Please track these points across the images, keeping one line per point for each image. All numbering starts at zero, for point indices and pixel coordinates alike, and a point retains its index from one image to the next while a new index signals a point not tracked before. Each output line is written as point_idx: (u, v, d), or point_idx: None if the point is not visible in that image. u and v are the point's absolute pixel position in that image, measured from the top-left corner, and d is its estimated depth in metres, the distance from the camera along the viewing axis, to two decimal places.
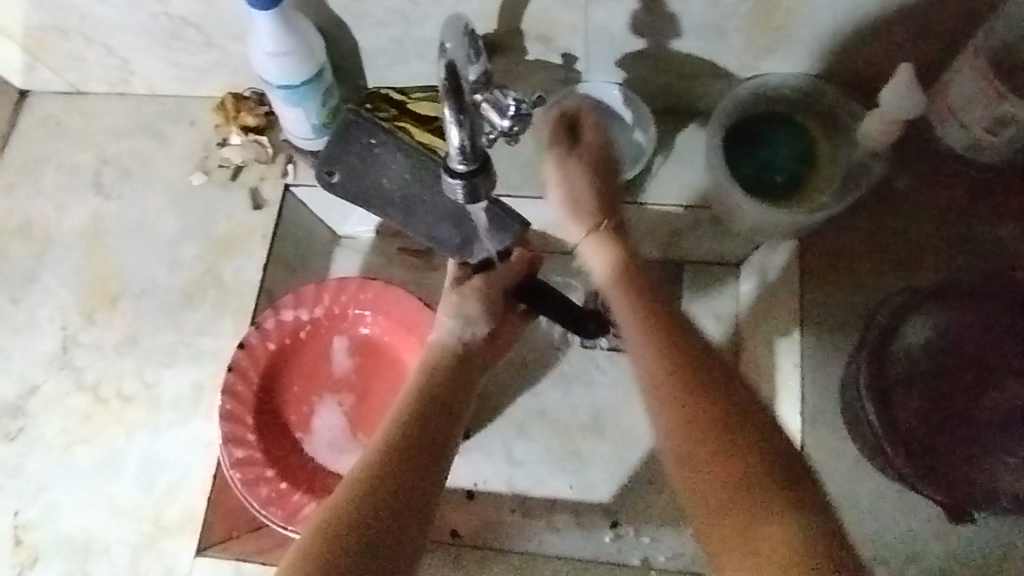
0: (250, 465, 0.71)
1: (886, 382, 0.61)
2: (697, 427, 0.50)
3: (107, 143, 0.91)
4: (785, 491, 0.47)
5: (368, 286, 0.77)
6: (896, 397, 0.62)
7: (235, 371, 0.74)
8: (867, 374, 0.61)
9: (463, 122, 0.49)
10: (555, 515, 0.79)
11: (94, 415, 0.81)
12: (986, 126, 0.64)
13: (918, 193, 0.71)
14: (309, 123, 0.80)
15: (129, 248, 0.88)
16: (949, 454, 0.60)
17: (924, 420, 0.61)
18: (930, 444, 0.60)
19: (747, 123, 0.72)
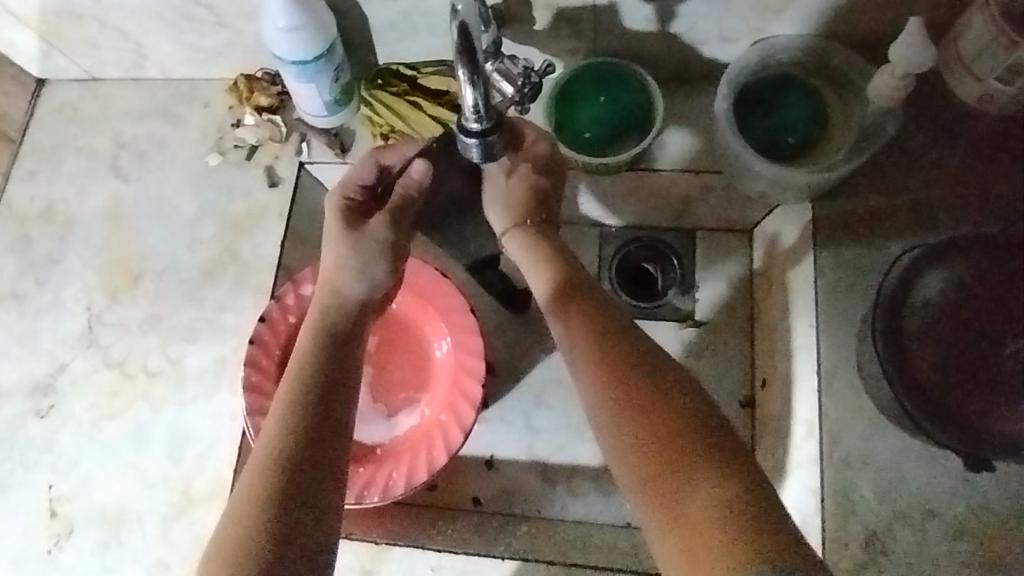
0: None
1: (899, 328, 0.67)
2: (648, 433, 0.54)
3: (124, 126, 0.93)
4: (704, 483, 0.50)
5: None
6: (916, 348, 0.67)
7: (257, 344, 0.77)
8: (882, 320, 0.66)
9: (476, 83, 0.50)
10: (575, 480, 0.80)
11: (122, 390, 0.84)
12: (1001, 77, 0.63)
13: (931, 151, 0.71)
14: (322, 98, 0.82)
15: (148, 229, 0.89)
16: (966, 399, 0.66)
17: (930, 368, 0.66)
18: (937, 391, 0.65)
19: (758, 85, 0.72)
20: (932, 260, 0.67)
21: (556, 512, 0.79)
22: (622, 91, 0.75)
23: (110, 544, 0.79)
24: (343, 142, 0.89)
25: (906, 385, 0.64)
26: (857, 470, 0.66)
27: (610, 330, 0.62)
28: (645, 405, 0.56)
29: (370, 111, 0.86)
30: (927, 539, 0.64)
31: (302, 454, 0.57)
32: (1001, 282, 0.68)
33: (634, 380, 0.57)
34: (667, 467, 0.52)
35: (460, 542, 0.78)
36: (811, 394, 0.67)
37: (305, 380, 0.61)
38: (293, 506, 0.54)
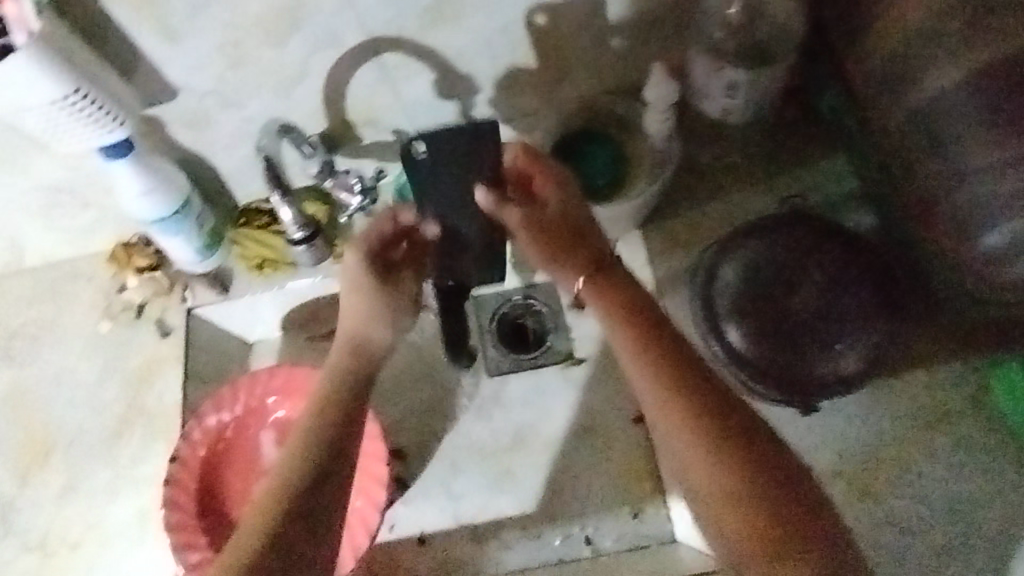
0: (205, 566, 0.75)
1: (716, 313, 0.72)
2: (698, 424, 0.56)
3: (13, 315, 0.97)
4: (767, 480, 0.54)
5: (276, 372, 0.83)
6: (732, 331, 0.70)
7: (172, 484, 0.79)
8: (698, 310, 0.72)
9: None
10: (503, 533, 0.84)
11: (48, 567, 0.85)
12: (732, 94, 0.78)
13: (718, 161, 0.84)
14: (193, 247, 0.88)
15: (52, 405, 0.92)
16: (788, 361, 0.70)
17: (754, 341, 0.70)
18: (764, 357, 0.70)
19: (565, 144, 0.82)
20: (725, 250, 0.73)
21: (495, 568, 0.83)
22: None
23: None
24: (224, 281, 0.95)
25: (737, 359, 0.70)
26: None
27: (655, 326, 0.60)
28: (712, 414, 0.56)
29: (240, 248, 0.93)
30: None
31: (299, 511, 0.57)
32: (789, 244, 0.72)
33: (706, 401, 0.57)
34: (738, 464, 0.55)
35: None
36: None
37: (314, 433, 0.59)
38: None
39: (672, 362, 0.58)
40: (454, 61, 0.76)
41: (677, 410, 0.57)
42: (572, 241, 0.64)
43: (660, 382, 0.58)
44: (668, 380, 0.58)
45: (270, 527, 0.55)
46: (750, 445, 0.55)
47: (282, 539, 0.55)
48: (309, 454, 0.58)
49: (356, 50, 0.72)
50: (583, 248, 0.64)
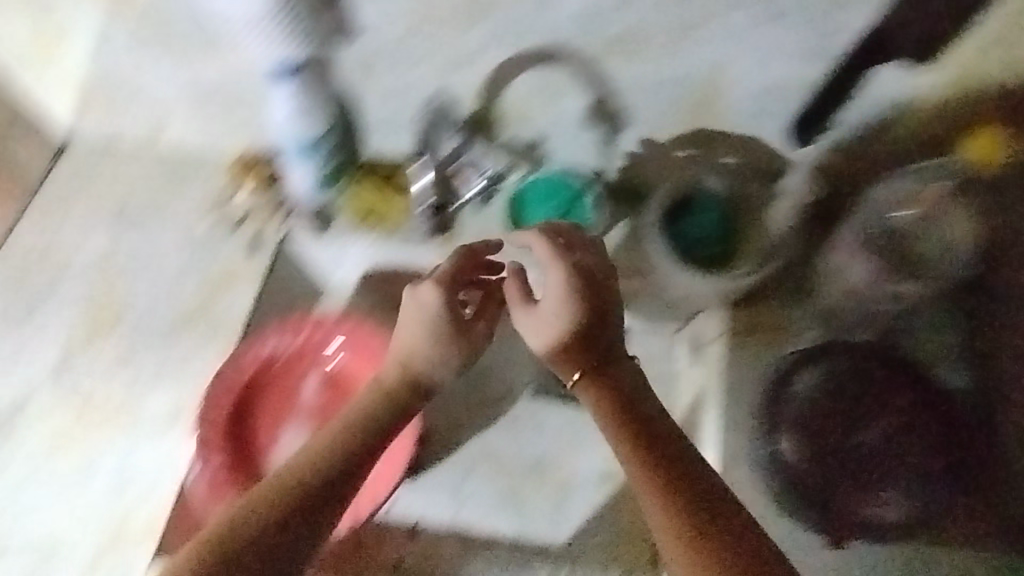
0: (218, 468, 0.80)
1: (775, 417, 0.77)
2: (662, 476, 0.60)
3: (129, 188, 0.97)
4: (694, 488, 0.60)
5: (346, 319, 0.88)
6: (785, 440, 0.75)
7: (216, 382, 0.84)
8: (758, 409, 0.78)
9: None
10: (494, 550, 0.78)
11: (79, 420, 0.84)
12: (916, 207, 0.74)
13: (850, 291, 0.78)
14: (313, 178, 0.84)
15: (136, 281, 0.92)
16: (822, 488, 0.74)
17: (802, 460, 0.75)
18: (810, 476, 0.75)
19: (689, 202, 0.81)
20: (810, 357, 0.78)
21: None
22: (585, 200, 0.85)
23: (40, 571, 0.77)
24: (324, 220, 0.91)
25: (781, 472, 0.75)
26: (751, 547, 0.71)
27: (629, 404, 0.65)
28: (705, 552, 0.56)
29: (352, 194, 0.88)
30: None
31: (290, 509, 0.61)
32: (879, 376, 0.77)
33: (658, 454, 0.62)
34: (663, 483, 0.60)
35: None
36: None
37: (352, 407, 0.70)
38: (264, 557, 0.59)
39: (652, 440, 0.63)
40: (620, 87, 0.79)
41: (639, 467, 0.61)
42: (589, 369, 0.68)
43: (635, 457, 0.62)
44: (616, 406, 0.65)
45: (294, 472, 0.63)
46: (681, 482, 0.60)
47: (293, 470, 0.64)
48: (348, 453, 0.66)
49: (532, 53, 0.75)
50: (590, 347, 0.68)
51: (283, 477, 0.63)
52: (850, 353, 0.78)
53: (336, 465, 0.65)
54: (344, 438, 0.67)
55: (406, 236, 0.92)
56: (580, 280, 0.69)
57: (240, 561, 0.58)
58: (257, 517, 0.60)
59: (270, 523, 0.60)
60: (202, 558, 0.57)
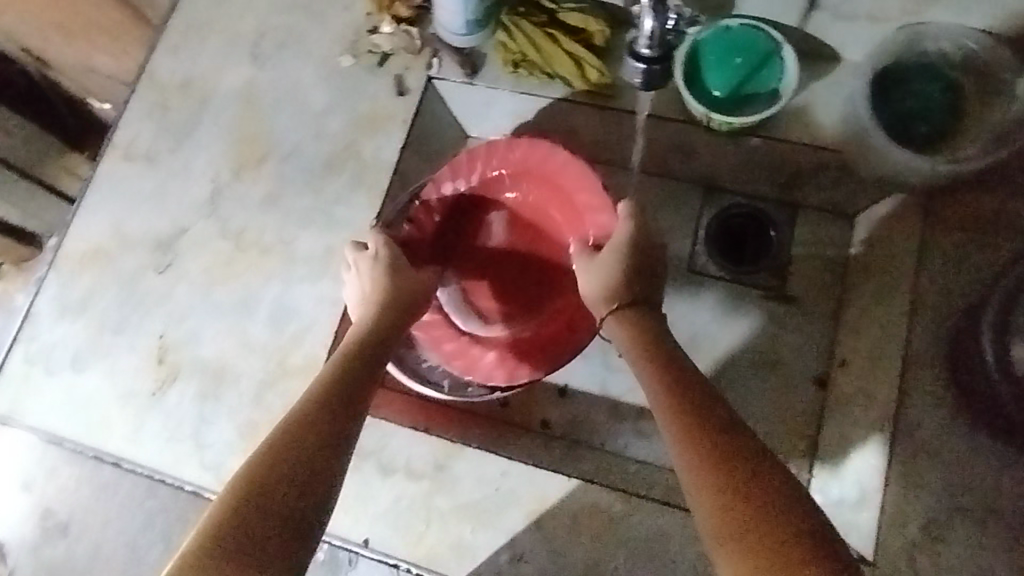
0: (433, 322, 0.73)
1: (1009, 325, 0.62)
2: (709, 449, 0.51)
3: (267, 14, 0.91)
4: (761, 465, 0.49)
5: (516, 146, 0.72)
6: (1020, 346, 0.62)
7: (404, 245, 0.75)
8: (990, 316, 0.62)
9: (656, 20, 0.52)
10: (644, 421, 0.77)
11: (234, 261, 0.84)
12: None
13: None
14: (466, 17, 0.79)
15: (279, 116, 0.88)
16: None
17: None
18: None
19: (896, 72, 0.71)
20: None
21: (620, 447, 0.76)
22: (773, 58, 0.73)
23: (208, 396, 0.80)
24: (474, 63, 0.84)
25: (1006, 385, 0.61)
26: (927, 458, 0.65)
27: (690, 387, 0.57)
28: (749, 527, 0.45)
29: (506, 37, 0.81)
30: (991, 540, 0.62)
31: (306, 443, 0.51)
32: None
33: (716, 430, 0.52)
34: (719, 462, 0.49)
35: (528, 455, 0.73)
36: (893, 378, 0.67)
37: (355, 339, 0.64)
38: (297, 494, 0.48)
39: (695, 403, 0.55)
40: None
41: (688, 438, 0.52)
42: (663, 362, 0.59)
43: (683, 429, 0.53)
44: (670, 390, 0.57)
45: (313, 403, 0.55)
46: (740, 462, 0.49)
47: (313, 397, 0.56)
48: (348, 373, 0.59)
49: None
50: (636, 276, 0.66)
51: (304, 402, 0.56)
52: None
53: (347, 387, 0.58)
54: (355, 374, 0.60)
55: (562, 87, 0.82)
56: (625, 248, 0.67)
57: (256, 528, 0.46)
58: (277, 435, 0.52)
59: (294, 457, 0.50)
60: (230, 522, 0.46)
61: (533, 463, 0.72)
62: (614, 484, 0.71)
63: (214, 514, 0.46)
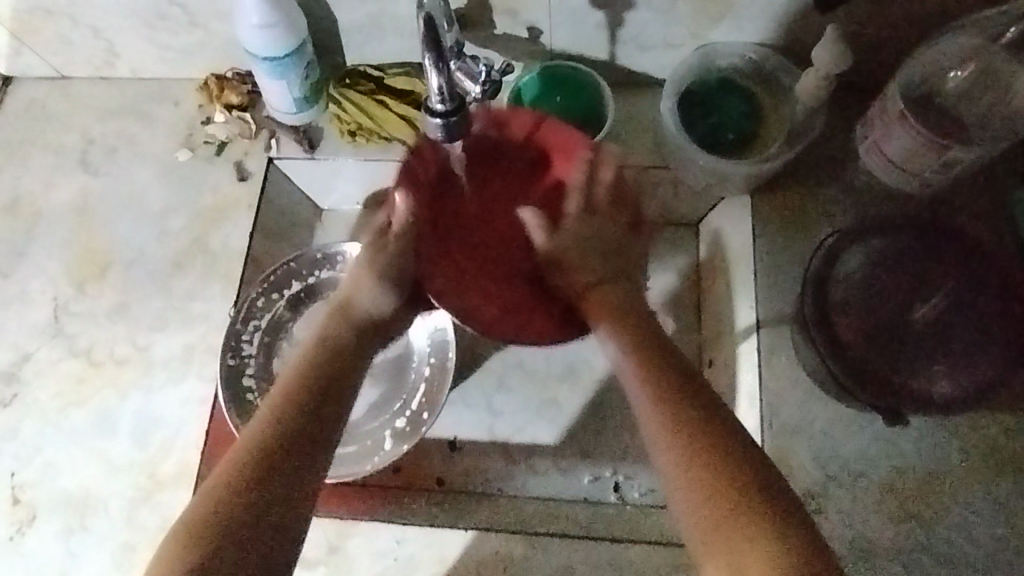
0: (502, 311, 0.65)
1: (828, 299, 0.69)
2: (676, 414, 0.54)
3: (92, 121, 0.88)
4: (732, 448, 0.51)
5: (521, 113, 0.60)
6: (841, 317, 0.69)
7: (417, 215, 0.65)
8: (812, 294, 0.68)
9: (440, 70, 0.53)
10: (535, 459, 0.77)
11: (87, 379, 0.79)
12: (957, 66, 0.68)
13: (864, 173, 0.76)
14: (292, 96, 0.79)
15: (117, 221, 0.85)
16: (881, 369, 0.68)
17: (858, 334, 0.69)
18: (867, 356, 0.68)
19: (699, 89, 0.77)
20: (850, 239, 0.71)
21: (518, 490, 0.76)
22: (588, 92, 0.77)
23: (74, 529, 0.74)
24: (312, 138, 0.84)
25: (838, 354, 0.67)
26: (793, 437, 0.69)
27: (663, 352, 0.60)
28: (711, 470, 0.50)
29: (338, 109, 0.82)
30: (859, 500, 0.67)
31: (273, 465, 0.50)
32: (918, 250, 0.72)
33: (690, 396, 0.55)
34: (704, 444, 0.52)
35: (425, 518, 0.71)
36: (751, 369, 0.71)
37: (321, 357, 0.60)
38: (250, 521, 0.47)
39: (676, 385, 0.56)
40: None
41: (677, 406, 0.54)
42: (635, 324, 0.63)
43: (660, 392, 0.56)
44: (647, 358, 0.59)
45: (274, 419, 0.53)
46: (712, 439, 0.52)
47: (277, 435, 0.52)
48: (315, 402, 0.55)
49: None
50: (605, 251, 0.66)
51: (262, 441, 0.51)
52: (892, 231, 0.72)
53: (312, 398, 0.55)
54: (322, 396, 0.56)
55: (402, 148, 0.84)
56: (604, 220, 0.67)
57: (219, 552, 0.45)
58: (237, 492, 0.48)
59: (258, 472, 0.49)
60: (193, 546, 0.45)
61: (430, 525, 0.70)
62: (510, 528, 0.71)
63: (170, 544, 0.46)
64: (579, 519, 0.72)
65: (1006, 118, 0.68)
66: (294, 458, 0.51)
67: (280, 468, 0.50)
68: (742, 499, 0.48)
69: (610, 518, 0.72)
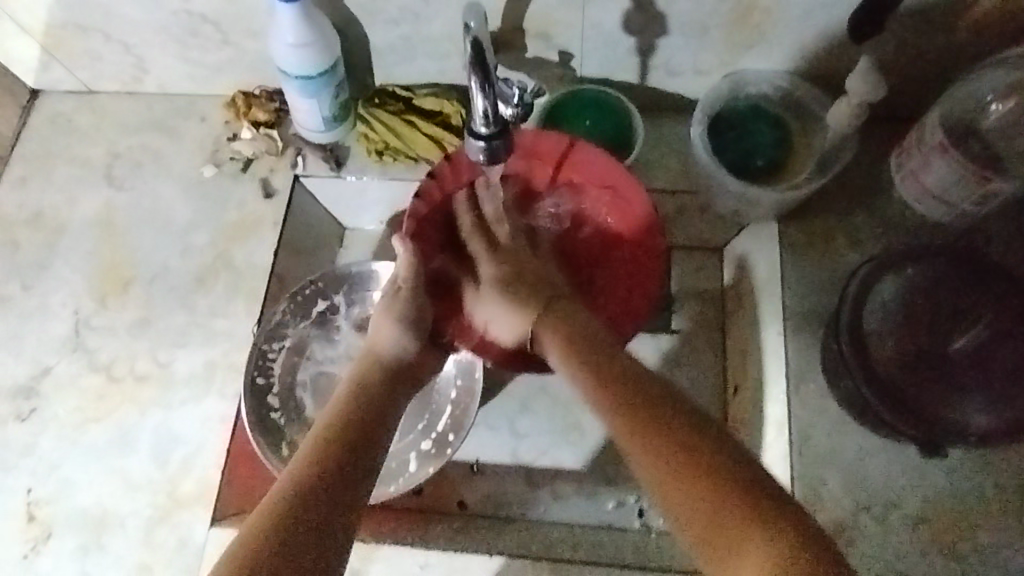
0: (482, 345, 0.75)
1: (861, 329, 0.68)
2: (667, 448, 0.51)
3: (119, 136, 0.89)
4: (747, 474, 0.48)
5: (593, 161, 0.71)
6: (877, 349, 0.68)
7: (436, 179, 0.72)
8: (846, 325, 0.68)
9: (486, 91, 0.53)
10: (558, 483, 0.76)
11: (106, 394, 0.79)
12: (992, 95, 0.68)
13: (894, 199, 0.75)
14: (322, 115, 0.79)
15: (142, 236, 0.85)
16: (915, 397, 0.67)
17: (894, 366, 0.68)
18: (899, 388, 0.67)
19: (729, 114, 0.76)
20: (885, 267, 0.71)
21: (541, 515, 0.75)
22: (617, 115, 0.77)
23: (90, 548, 0.73)
24: (338, 156, 0.84)
25: (870, 383, 0.66)
26: (825, 466, 0.67)
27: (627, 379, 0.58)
28: (719, 490, 0.48)
29: (366, 128, 0.82)
30: (893, 532, 0.65)
31: (322, 489, 0.49)
32: (956, 280, 0.71)
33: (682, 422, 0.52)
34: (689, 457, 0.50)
35: (445, 540, 0.70)
36: (780, 396, 0.70)
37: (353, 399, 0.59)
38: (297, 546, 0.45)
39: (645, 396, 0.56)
40: None
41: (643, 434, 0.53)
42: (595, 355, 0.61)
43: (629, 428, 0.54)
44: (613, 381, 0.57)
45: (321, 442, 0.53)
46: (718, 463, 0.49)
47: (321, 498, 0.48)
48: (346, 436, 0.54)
49: None
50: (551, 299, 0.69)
51: (302, 472, 0.50)
52: (926, 259, 0.71)
53: (356, 427, 0.56)
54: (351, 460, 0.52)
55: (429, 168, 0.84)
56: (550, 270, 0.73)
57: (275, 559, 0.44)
58: (286, 506, 0.47)
59: (309, 488, 0.49)
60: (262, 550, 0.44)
61: (452, 548, 0.68)
62: (534, 555, 0.69)
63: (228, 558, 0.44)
64: (603, 545, 0.70)
65: None
66: (342, 482, 0.50)
67: (324, 492, 0.49)
68: (754, 520, 0.46)
69: (634, 546, 0.70)
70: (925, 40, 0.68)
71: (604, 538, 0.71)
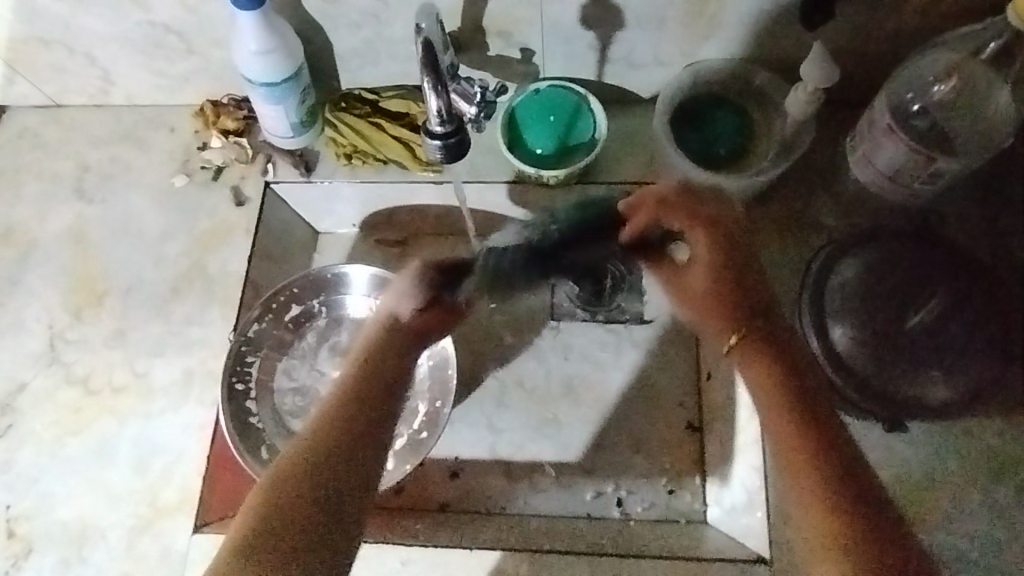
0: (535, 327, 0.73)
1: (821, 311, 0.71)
2: (796, 437, 0.61)
3: (87, 149, 0.89)
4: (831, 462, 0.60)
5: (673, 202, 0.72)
6: (838, 327, 0.70)
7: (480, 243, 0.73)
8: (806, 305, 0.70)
9: (439, 92, 0.56)
10: (537, 476, 0.77)
11: (84, 406, 0.79)
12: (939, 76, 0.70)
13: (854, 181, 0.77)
14: (290, 121, 0.79)
15: (114, 248, 0.85)
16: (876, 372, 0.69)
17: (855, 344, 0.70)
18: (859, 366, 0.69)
19: (690, 104, 0.78)
20: (842, 251, 0.73)
21: (520, 508, 0.76)
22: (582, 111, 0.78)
23: (71, 562, 0.73)
24: (308, 161, 0.85)
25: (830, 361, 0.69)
26: None
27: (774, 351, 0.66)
28: (823, 476, 0.59)
29: (334, 132, 0.83)
30: None
31: (315, 477, 0.57)
32: (915, 256, 0.73)
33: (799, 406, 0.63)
34: (804, 449, 0.61)
35: (424, 536, 0.70)
36: None
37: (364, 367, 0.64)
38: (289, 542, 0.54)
39: (779, 370, 0.65)
40: None
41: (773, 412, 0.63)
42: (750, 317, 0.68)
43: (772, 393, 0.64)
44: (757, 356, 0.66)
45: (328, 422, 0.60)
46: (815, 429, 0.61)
47: (329, 502, 0.56)
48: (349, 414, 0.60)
49: None
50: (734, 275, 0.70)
51: (292, 457, 0.58)
52: (880, 241, 0.73)
53: (357, 411, 0.61)
54: (354, 457, 0.58)
55: (398, 169, 0.84)
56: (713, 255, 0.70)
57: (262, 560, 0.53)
58: (272, 503, 0.55)
59: (300, 480, 0.56)
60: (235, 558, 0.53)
61: (432, 543, 0.68)
62: (516, 546, 0.68)
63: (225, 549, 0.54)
64: (583, 535, 0.71)
65: (991, 124, 0.69)
66: (344, 463, 0.58)
67: (318, 475, 0.57)
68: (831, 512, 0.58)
69: (614, 536, 0.71)
70: (873, 27, 0.70)
71: (584, 529, 0.72)
